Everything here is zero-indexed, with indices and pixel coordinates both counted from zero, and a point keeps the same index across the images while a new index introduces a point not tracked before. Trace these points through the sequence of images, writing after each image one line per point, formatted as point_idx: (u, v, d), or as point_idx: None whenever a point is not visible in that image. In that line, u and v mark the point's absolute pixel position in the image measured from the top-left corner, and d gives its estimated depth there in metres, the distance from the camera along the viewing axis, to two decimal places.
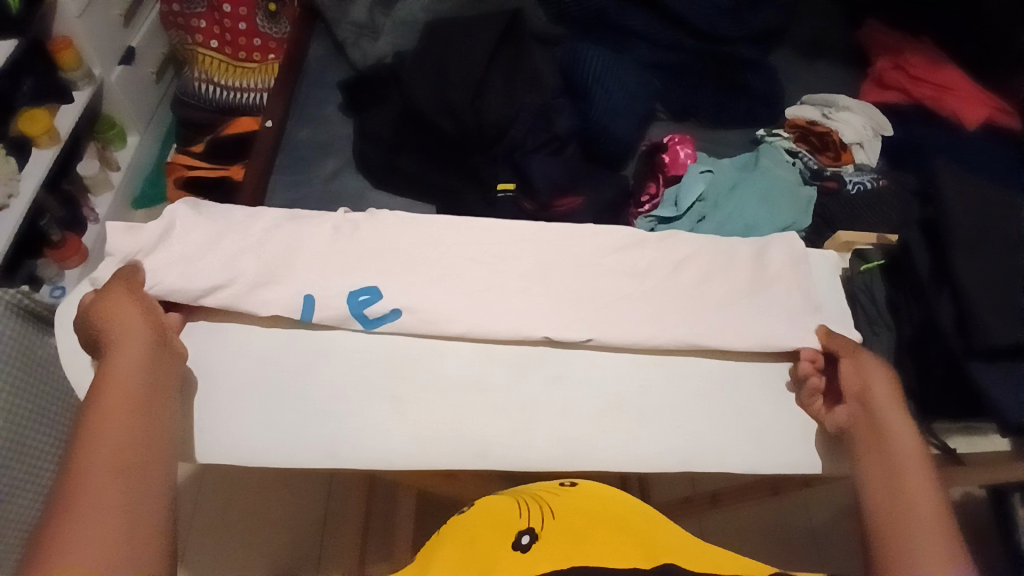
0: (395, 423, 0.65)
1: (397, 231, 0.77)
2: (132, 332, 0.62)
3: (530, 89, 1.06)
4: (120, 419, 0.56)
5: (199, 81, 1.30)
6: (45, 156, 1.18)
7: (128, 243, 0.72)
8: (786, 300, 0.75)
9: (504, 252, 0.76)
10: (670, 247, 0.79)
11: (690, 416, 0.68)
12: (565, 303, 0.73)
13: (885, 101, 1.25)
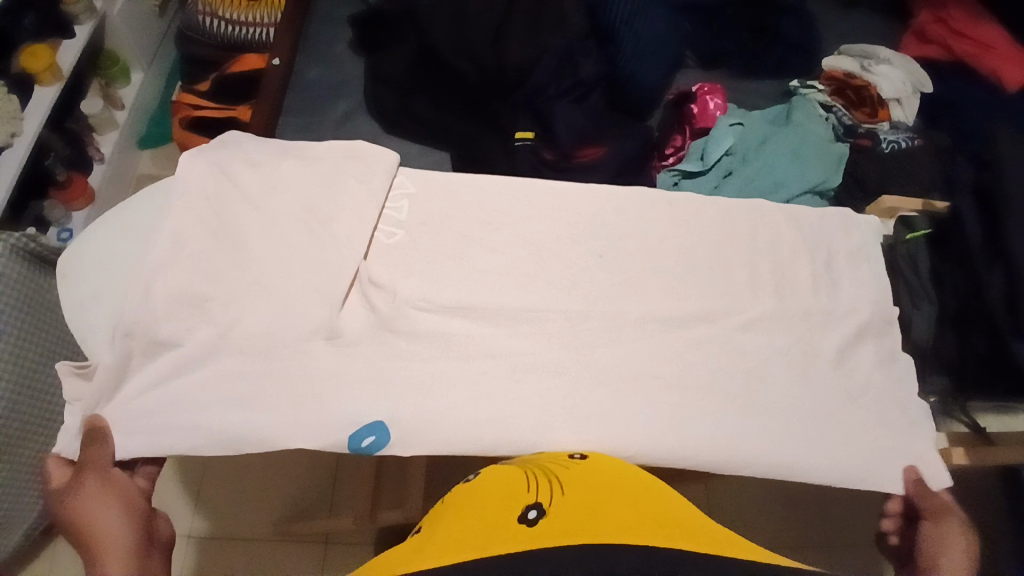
0: (410, 400, 0.55)
1: (423, 210, 0.65)
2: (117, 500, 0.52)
3: (554, 30, 1.00)
4: None
5: (203, 14, 1.24)
6: (47, 93, 1.13)
7: (121, 215, 0.63)
8: (855, 319, 0.64)
9: (540, 249, 0.64)
10: (736, 249, 0.66)
11: (740, 416, 0.58)
12: (601, 321, 0.61)
13: (925, 56, 1.18)
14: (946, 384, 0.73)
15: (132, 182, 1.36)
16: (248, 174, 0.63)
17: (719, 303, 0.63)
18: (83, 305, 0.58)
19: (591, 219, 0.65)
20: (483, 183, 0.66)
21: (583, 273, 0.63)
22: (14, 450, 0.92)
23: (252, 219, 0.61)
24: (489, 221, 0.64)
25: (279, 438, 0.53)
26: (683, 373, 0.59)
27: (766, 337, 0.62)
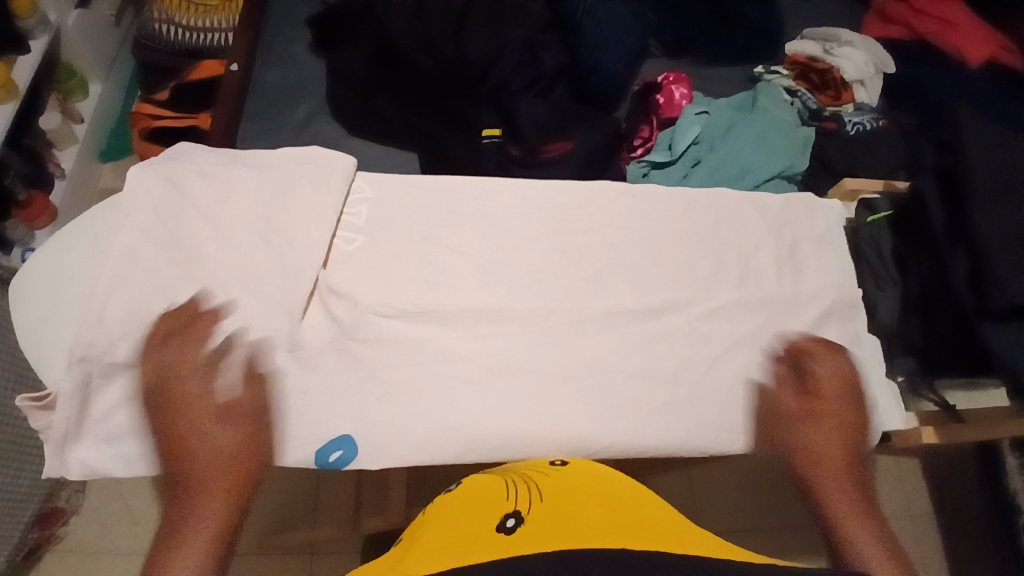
0: (378, 409, 0.55)
1: (384, 214, 0.64)
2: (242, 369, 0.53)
3: (516, 22, 0.99)
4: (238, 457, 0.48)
5: (159, 21, 1.21)
6: (0, 109, 1.10)
7: (73, 233, 0.61)
8: (818, 301, 0.64)
9: (505, 247, 0.63)
10: (704, 237, 0.66)
11: (712, 407, 0.58)
12: (570, 319, 0.60)
13: (887, 36, 1.19)
14: (914, 363, 0.74)
15: (94, 196, 1.33)
16: (198, 185, 0.61)
17: (685, 294, 0.62)
18: (34, 331, 0.57)
19: (553, 214, 0.65)
20: (440, 182, 0.65)
21: (547, 271, 0.62)
22: None
23: (205, 232, 0.59)
24: (450, 221, 0.64)
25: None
26: (652, 366, 0.59)
27: (732, 327, 0.62)
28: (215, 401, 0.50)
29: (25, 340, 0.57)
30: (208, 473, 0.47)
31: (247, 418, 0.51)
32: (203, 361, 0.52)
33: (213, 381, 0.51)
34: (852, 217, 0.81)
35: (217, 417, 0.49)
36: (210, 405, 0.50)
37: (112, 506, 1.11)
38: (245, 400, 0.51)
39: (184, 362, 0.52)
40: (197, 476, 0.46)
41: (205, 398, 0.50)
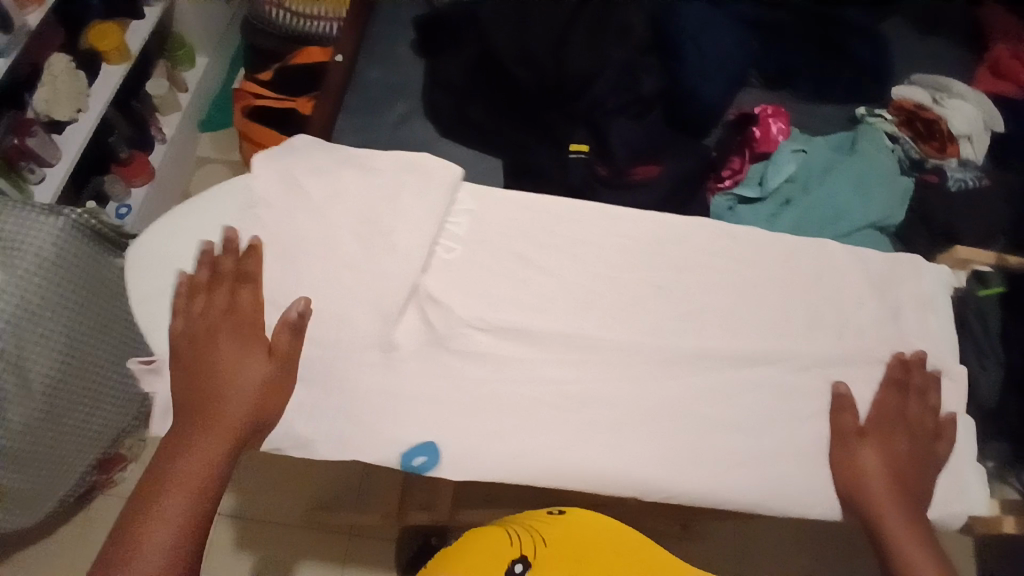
0: (456, 419, 0.56)
1: (483, 229, 0.63)
2: (254, 350, 0.56)
3: (618, 42, 0.97)
4: (230, 437, 0.53)
5: (269, 4, 1.26)
6: (114, 72, 1.17)
7: (186, 211, 0.63)
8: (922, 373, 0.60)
9: (598, 279, 0.62)
10: (810, 290, 0.63)
11: (789, 467, 0.57)
12: (655, 362, 0.59)
13: (998, 91, 1.10)
14: (1003, 449, 0.70)
15: (191, 163, 1.39)
16: (310, 177, 0.62)
17: (778, 348, 0.60)
18: (146, 301, 0.60)
19: (657, 249, 0.63)
20: (548, 200, 0.64)
21: (640, 308, 0.61)
22: (56, 419, 0.94)
23: (314, 229, 0.60)
24: (549, 242, 0.62)
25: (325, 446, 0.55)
26: (734, 420, 0.58)
27: (824, 388, 0.60)
28: (242, 380, 0.55)
29: (132, 305, 0.59)
30: (205, 456, 0.52)
31: (261, 405, 0.55)
32: (248, 331, 0.56)
33: (245, 353, 0.55)
34: (962, 287, 0.75)
35: (239, 405, 0.54)
36: (234, 398, 0.54)
37: None
38: (261, 383, 0.55)
39: (236, 328, 0.56)
40: (195, 459, 0.52)
41: (232, 385, 0.54)
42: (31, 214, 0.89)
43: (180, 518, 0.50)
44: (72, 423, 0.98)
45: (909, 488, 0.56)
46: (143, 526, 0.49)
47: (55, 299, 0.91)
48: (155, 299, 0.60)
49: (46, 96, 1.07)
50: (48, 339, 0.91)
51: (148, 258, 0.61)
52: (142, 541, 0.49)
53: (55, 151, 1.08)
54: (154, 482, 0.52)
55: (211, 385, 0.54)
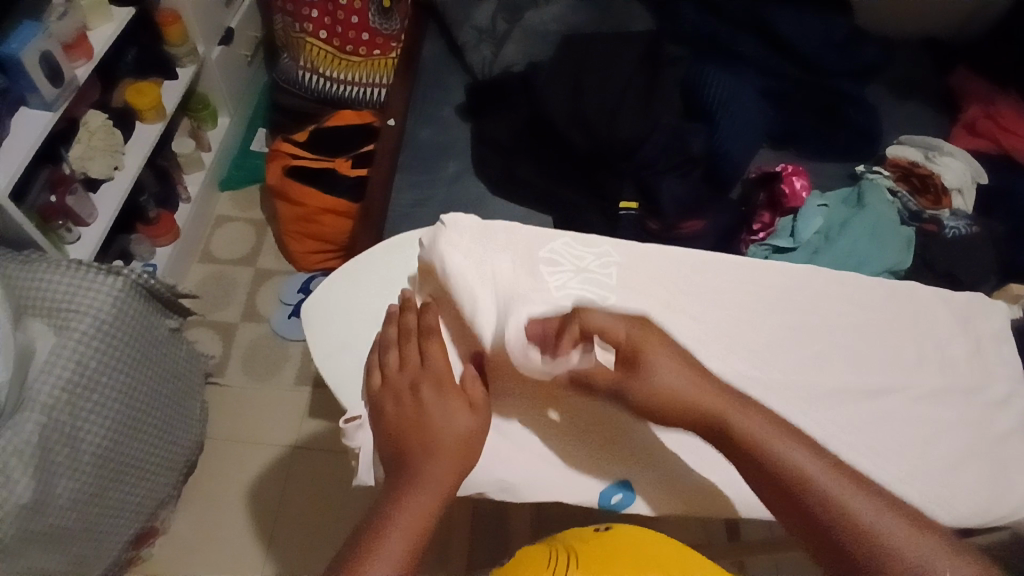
0: (627, 459, 0.61)
1: (639, 280, 0.70)
2: (456, 400, 0.55)
3: (665, 107, 1.05)
4: (439, 489, 0.50)
5: (302, 69, 1.31)
6: (148, 130, 1.17)
7: (356, 272, 0.68)
8: (997, 395, 0.70)
9: (742, 321, 0.69)
10: (911, 326, 0.72)
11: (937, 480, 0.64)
12: (811, 401, 0.66)
13: (976, 149, 1.21)
14: None
15: (210, 222, 1.38)
16: (479, 234, 0.68)
17: (898, 380, 0.69)
18: (330, 355, 0.63)
19: (785, 294, 0.72)
20: (690, 254, 0.72)
21: (780, 345, 0.68)
22: (107, 490, 0.89)
23: (484, 281, 0.65)
24: (693, 291, 0.70)
25: (498, 491, 0.58)
26: (880, 444, 0.64)
27: (942, 415, 0.67)
28: (449, 429, 0.53)
29: (316, 358, 0.63)
30: (413, 508, 0.49)
31: (461, 457, 0.53)
32: (445, 383, 0.55)
33: (449, 402, 0.54)
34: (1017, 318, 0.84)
35: (444, 455, 0.52)
36: (442, 447, 0.52)
37: (203, 536, 1.07)
38: (464, 434, 0.53)
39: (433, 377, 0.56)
40: (404, 510, 0.49)
41: (435, 432, 0.53)
42: (87, 272, 0.86)
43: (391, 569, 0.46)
44: (116, 499, 0.91)
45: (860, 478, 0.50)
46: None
47: (110, 363, 0.87)
48: (327, 352, 0.63)
49: (83, 151, 1.04)
50: (105, 406, 0.86)
51: (322, 313, 0.65)
52: None
53: (90, 210, 1.06)
54: (365, 535, 0.48)
55: (416, 436, 0.53)
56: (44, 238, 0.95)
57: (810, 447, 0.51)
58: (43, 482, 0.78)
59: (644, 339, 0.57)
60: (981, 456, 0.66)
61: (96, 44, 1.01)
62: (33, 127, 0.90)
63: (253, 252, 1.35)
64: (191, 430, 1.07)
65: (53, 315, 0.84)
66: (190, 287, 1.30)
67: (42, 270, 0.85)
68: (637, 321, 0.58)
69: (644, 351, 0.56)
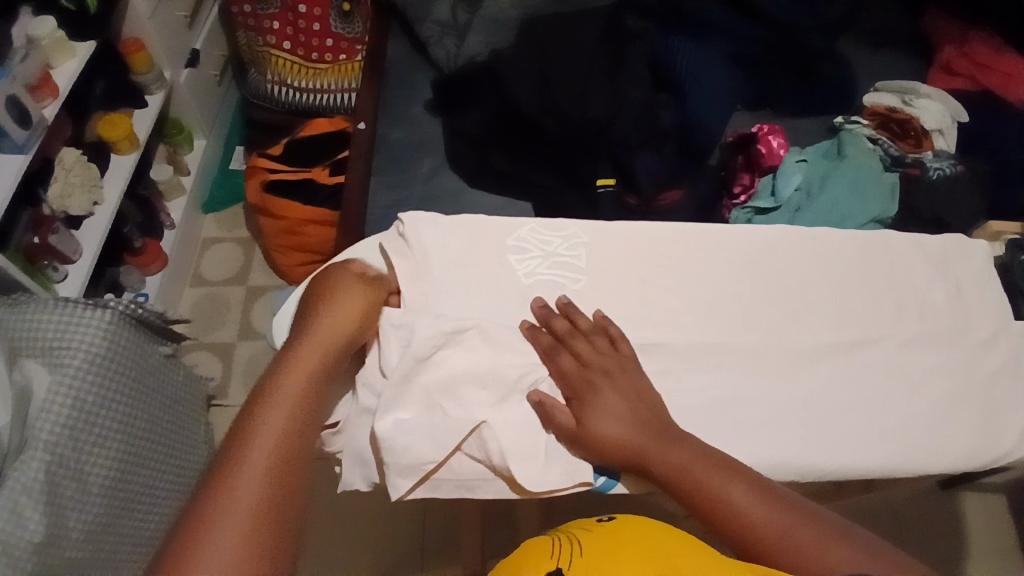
0: None
1: (616, 257, 0.70)
2: (344, 299, 0.60)
3: (632, 81, 1.05)
4: (310, 371, 0.55)
5: (273, 83, 1.32)
6: (124, 161, 1.18)
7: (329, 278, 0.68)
8: (982, 332, 0.70)
9: (715, 288, 0.69)
10: (888, 272, 0.72)
11: (926, 422, 0.64)
12: (793, 361, 0.66)
13: (953, 88, 1.19)
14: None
15: (197, 245, 1.39)
16: (443, 231, 0.68)
17: (880, 330, 0.69)
18: None
19: (757, 257, 0.71)
20: (659, 227, 0.72)
21: (756, 307, 0.68)
22: (117, 522, 0.89)
23: (455, 278, 0.66)
24: (666, 266, 0.70)
25: (486, 482, 0.57)
26: (865, 396, 0.64)
27: (927, 361, 0.68)
28: (335, 330, 0.58)
29: None
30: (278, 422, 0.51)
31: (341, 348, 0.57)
32: (336, 285, 0.61)
33: (335, 302, 0.59)
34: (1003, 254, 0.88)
35: (321, 354, 0.56)
36: (330, 332, 0.57)
37: None
38: (348, 330, 0.58)
39: (327, 292, 0.60)
40: (266, 428, 0.51)
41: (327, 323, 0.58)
42: (75, 308, 0.87)
43: (255, 486, 0.48)
44: (134, 525, 0.92)
45: (777, 492, 0.51)
46: (211, 515, 0.46)
47: (108, 395, 0.88)
48: None
49: (61, 189, 1.04)
50: (106, 438, 0.87)
51: None
52: (234, 479, 0.48)
53: (75, 246, 1.06)
54: (230, 450, 0.50)
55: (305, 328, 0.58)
56: (30, 279, 0.96)
57: (700, 451, 0.53)
58: (53, 516, 0.79)
59: (598, 382, 0.57)
60: (971, 398, 0.66)
61: (61, 80, 1.02)
62: (7, 171, 0.91)
63: (242, 271, 1.36)
64: (198, 450, 1.07)
65: (47, 354, 0.85)
66: (184, 312, 1.31)
67: (31, 311, 0.87)
68: (592, 363, 0.59)
69: (597, 390, 0.57)
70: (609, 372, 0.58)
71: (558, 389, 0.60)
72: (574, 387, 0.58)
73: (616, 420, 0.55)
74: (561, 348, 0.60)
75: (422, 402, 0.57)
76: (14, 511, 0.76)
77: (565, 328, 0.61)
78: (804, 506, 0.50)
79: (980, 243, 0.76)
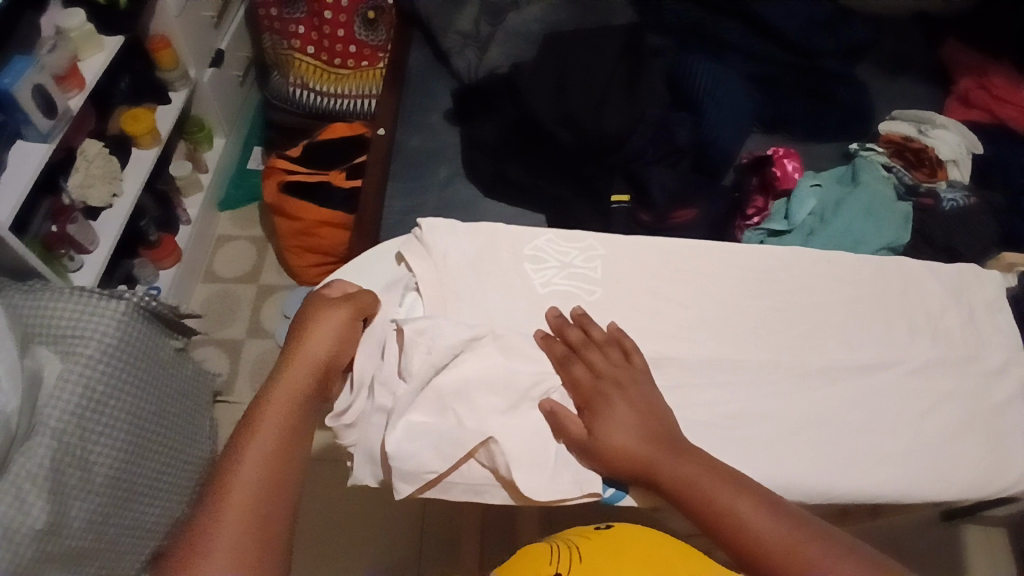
0: None
1: (632, 272, 0.70)
2: (331, 310, 0.62)
3: (650, 99, 1.06)
4: (295, 391, 0.57)
5: (294, 85, 1.34)
6: (144, 155, 1.19)
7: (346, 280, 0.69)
8: (995, 363, 0.70)
9: (729, 307, 0.69)
10: (901, 297, 0.73)
11: (937, 450, 0.64)
12: (807, 384, 0.66)
13: (969, 120, 1.20)
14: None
15: (211, 241, 1.40)
16: (459, 238, 0.69)
17: (890, 355, 0.69)
18: None
19: (771, 278, 0.72)
20: (674, 242, 0.72)
21: (769, 327, 0.69)
22: (119, 513, 0.89)
23: (470, 287, 0.66)
24: (681, 281, 0.70)
25: (493, 488, 0.57)
26: (875, 421, 0.64)
27: (940, 387, 0.67)
28: (320, 341, 0.60)
29: None
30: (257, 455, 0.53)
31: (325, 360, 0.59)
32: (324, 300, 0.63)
33: (322, 313, 0.61)
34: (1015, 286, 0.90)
35: (302, 369, 0.58)
36: (315, 345, 0.59)
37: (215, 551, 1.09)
38: (331, 340, 0.60)
39: (313, 307, 0.62)
40: (246, 459, 0.53)
41: (313, 336, 0.60)
42: (90, 298, 0.88)
43: (244, 496, 0.51)
44: (133, 517, 0.92)
45: (783, 509, 0.51)
46: (207, 529, 0.50)
47: (116, 388, 0.88)
48: None
49: (81, 180, 1.07)
50: (113, 429, 0.87)
51: None
52: (228, 490, 0.51)
53: (92, 237, 1.07)
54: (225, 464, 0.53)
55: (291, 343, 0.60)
56: (47, 267, 0.97)
57: (709, 467, 0.53)
58: (57, 504, 0.79)
59: (608, 393, 0.58)
60: (982, 427, 0.65)
61: (88, 73, 1.03)
62: (31, 160, 0.92)
63: (255, 270, 1.37)
64: (202, 446, 1.07)
65: (59, 343, 0.86)
66: (196, 307, 1.32)
67: (48, 298, 0.88)
68: (603, 375, 0.59)
69: (607, 402, 0.57)
70: (617, 382, 0.58)
71: (570, 400, 0.60)
72: (586, 397, 0.58)
73: (627, 430, 0.55)
74: (574, 358, 0.61)
75: (434, 406, 0.58)
76: (20, 498, 0.76)
77: (579, 338, 0.62)
78: (810, 523, 0.50)
79: (994, 273, 0.76)
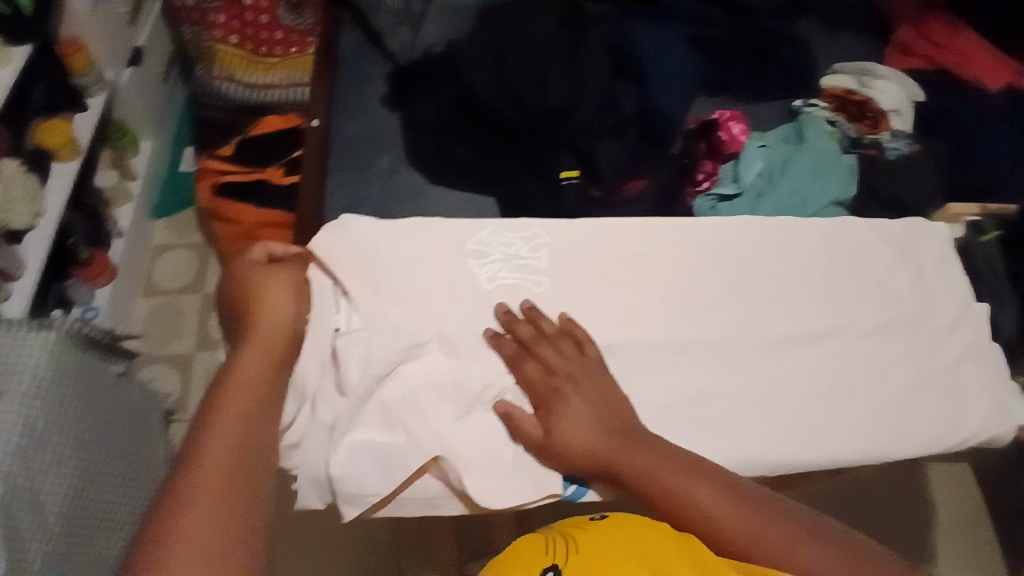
0: None
1: (579, 256, 0.68)
2: (278, 280, 0.60)
3: (591, 71, 1.04)
4: (256, 368, 0.54)
5: (221, 80, 1.25)
6: (65, 168, 1.11)
7: None
8: (945, 318, 0.71)
9: (679, 285, 0.68)
10: (849, 260, 0.73)
11: (892, 412, 0.64)
12: (762, 358, 0.65)
13: (909, 67, 1.20)
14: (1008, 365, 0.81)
15: (149, 252, 1.33)
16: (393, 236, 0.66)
17: (841, 320, 0.69)
18: None
19: (720, 250, 0.71)
20: (620, 222, 0.71)
21: (721, 303, 0.68)
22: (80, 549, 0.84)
23: (411, 288, 0.64)
24: (630, 262, 0.69)
25: (452, 498, 0.56)
26: (829, 387, 0.65)
27: (891, 347, 0.68)
28: (273, 308, 0.58)
29: None
30: (224, 435, 0.48)
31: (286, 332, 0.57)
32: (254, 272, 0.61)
33: (267, 281, 0.60)
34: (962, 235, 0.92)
35: (261, 341, 0.56)
36: (272, 318, 0.57)
37: None
38: (281, 312, 0.58)
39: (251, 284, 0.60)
40: (215, 436, 0.48)
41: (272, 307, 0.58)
42: (19, 329, 0.83)
43: (213, 478, 0.45)
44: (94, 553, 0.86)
45: (745, 492, 0.50)
46: (177, 521, 0.43)
47: (58, 420, 0.83)
48: None
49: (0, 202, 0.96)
50: (64, 462, 0.82)
51: None
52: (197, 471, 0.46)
53: (17, 263, 0.99)
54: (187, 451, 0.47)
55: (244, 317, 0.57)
56: None
57: (667, 457, 0.52)
58: (12, 549, 0.74)
59: (563, 388, 0.56)
60: (934, 384, 0.66)
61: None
62: None
63: (198, 278, 1.31)
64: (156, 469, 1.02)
65: None
66: (139, 323, 1.26)
67: None
68: (557, 370, 0.57)
69: (562, 400, 0.56)
70: (573, 378, 0.57)
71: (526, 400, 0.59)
72: (540, 395, 0.57)
73: (597, 421, 0.54)
74: (526, 356, 0.59)
75: (382, 420, 0.55)
76: None
77: (530, 334, 0.60)
78: (775, 504, 0.50)
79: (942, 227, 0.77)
